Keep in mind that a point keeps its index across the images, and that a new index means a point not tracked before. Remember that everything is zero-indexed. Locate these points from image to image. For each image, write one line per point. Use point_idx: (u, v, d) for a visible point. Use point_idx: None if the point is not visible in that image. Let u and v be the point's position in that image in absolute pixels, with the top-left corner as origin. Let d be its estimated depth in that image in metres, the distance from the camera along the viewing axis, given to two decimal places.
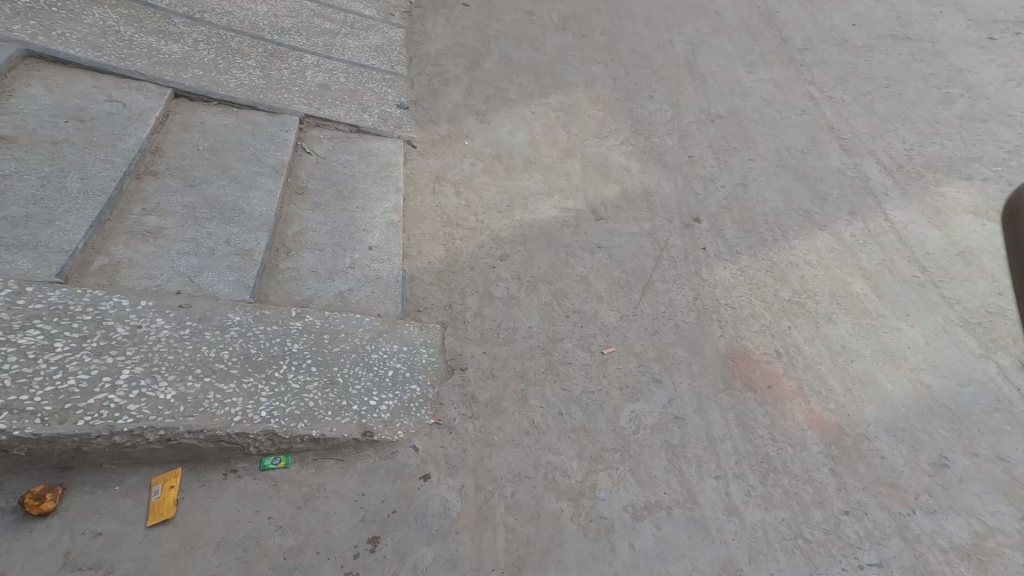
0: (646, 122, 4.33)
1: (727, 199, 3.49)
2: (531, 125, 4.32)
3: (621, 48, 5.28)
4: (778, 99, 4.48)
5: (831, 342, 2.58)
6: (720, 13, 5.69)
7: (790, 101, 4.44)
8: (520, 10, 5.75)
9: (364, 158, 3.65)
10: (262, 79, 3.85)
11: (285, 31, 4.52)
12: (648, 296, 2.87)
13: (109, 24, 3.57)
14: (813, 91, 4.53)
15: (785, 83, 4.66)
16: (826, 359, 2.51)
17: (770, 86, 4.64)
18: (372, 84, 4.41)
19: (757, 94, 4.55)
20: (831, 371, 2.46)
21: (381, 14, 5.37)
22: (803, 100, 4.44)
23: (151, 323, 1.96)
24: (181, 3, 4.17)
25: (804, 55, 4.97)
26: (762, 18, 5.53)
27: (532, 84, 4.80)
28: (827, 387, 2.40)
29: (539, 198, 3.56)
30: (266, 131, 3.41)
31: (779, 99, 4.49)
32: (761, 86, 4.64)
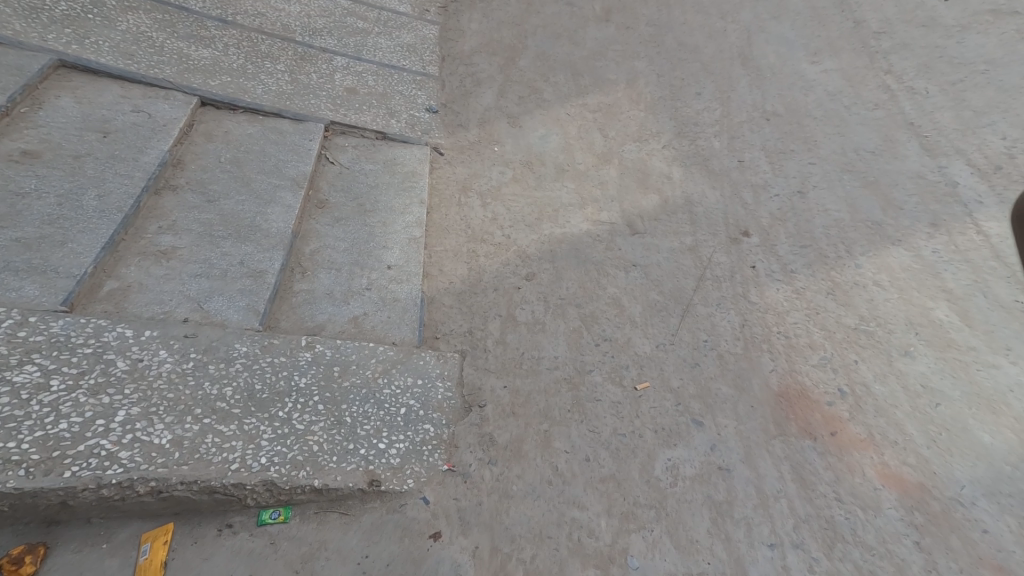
0: (691, 122, 3.99)
1: (782, 208, 3.12)
2: (565, 127, 4.06)
3: (667, 39, 4.92)
4: (847, 92, 4.06)
5: (909, 381, 2.20)
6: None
7: (861, 94, 4.01)
8: (560, 2, 5.46)
9: (388, 167, 3.50)
10: (290, 85, 3.72)
11: (316, 31, 4.37)
12: (685, 321, 2.54)
13: (141, 30, 3.50)
14: (891, 81, 4.10)
15: (857, 74, 4.24)
16: (903, 403, 2.13)
17: (837, 78, 4.22)
18: (401, 87, 4.25)
19: (822, 87, 4.13)
20: (909, 418, 2.09)
21: (416, 10, 5.18)
22: (879, 90, 4.03)
23: (154, 358, 1.89)
24: (215, 6, 4.07)
25: (880, 40, 4.55)
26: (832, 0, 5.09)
27: (568, 82, 4.53)
28: (906, 438, 2.03)
29: (570, 210, 3.33)
30: (289, 140, 3.30)
31: (848, 91, 4.06)
32: (827, 78, 4.23)
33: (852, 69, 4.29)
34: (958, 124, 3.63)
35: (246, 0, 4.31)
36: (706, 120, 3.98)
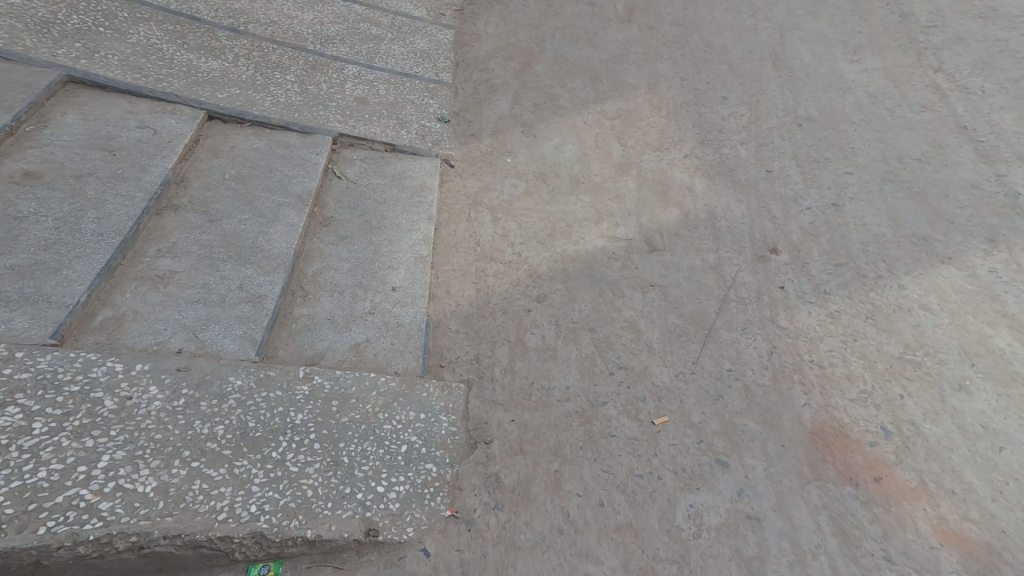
0: (717, 129, 3.80)
1: (814, 223, 2.93)
2: (582, 136, 3.91)
3: (693, 39, 4.72)
4: (891, 92, 3.85)
5: (965, 421, 1.97)
6: None
7: (906, 95, 3.81)
8: (581, 2, 5.29)
9: (396, 181, 3.39)
10: (299, 96, 3.65)
11: (328, 39, 4.29)
12: (707, 347, 2.36)
13: (151, 42, 3.45)
14: (941, 80, 3.91)
15: (902, 73, 4.02)
16: (959, 446, 1.91)
17: (880, 77, 4.00)
18: (412, 96, 4.15)
19: (863, 88, 3.92)
20: (967, 464, 1.87)
21: (431, 15, 5.06)
22: (926, 90, 3.83)
23: (144, 396, 1.90)
24: (226, 15, 4.00)
25: (929, 35, 4.33)
26: None
27: (586, 88, 4.37)
28: (965, 487, 1.82)
29: (585, 225, 3.20)
30: (295, 154, 3.21)
31: (893, 91, 3.85)
32: (867, 78, 4.01)
33: (897, 65, 4.09)
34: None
35: (257, 7, 4.24)
36: (733, 125, 3.79)
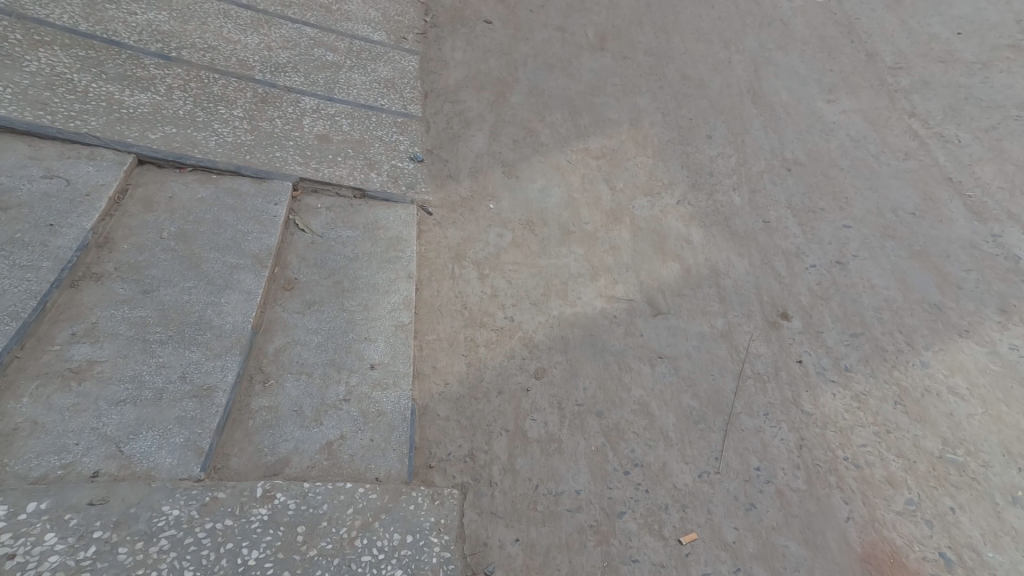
0: (707, 171, 3.57)
1: (822, 283, 2.72)
2: (567, 178, 3.66)
3: (669, 72, 4.61)
4: (872, 136, 3.80)
5: None
6: (789, 24, 5.00)
7: (887, 140, 3.78)
8: (550, 26, 5.08)
9: (369, 233, 3.06)
10: (250, 136, 3.27)
11: (279, 67, 3.90)
12: (729, 439, 2.17)
13: (58, 70, 2.96)
14: (916, 125, 3.91)
15: (878, 115, 4.00)
16: None
17: (859, 119, 3.95)
18: (380, 131, 3.82)
19: (845, 131, 3.85)
20: None
21: (392, 38, 4.72)
22: (905, 135, 3.82)
23: (35, 550, 1.47)
24: (154, 39, 3.53)
25: (898, 76, 4.37)
26: (840, 28, 4.89)
27: (566, 123, 4.15)
28: None
29: (580, 282, 2.94)
30: (250, 205, 2.85)
31: (873, 135, 3.80)
32: (847, 119, 3.95)
33: (872, 107, 4.07)
34: (1004, 179, 3.46)
35: (191, 29, 3.78)
36: (723, 167, 3.57)
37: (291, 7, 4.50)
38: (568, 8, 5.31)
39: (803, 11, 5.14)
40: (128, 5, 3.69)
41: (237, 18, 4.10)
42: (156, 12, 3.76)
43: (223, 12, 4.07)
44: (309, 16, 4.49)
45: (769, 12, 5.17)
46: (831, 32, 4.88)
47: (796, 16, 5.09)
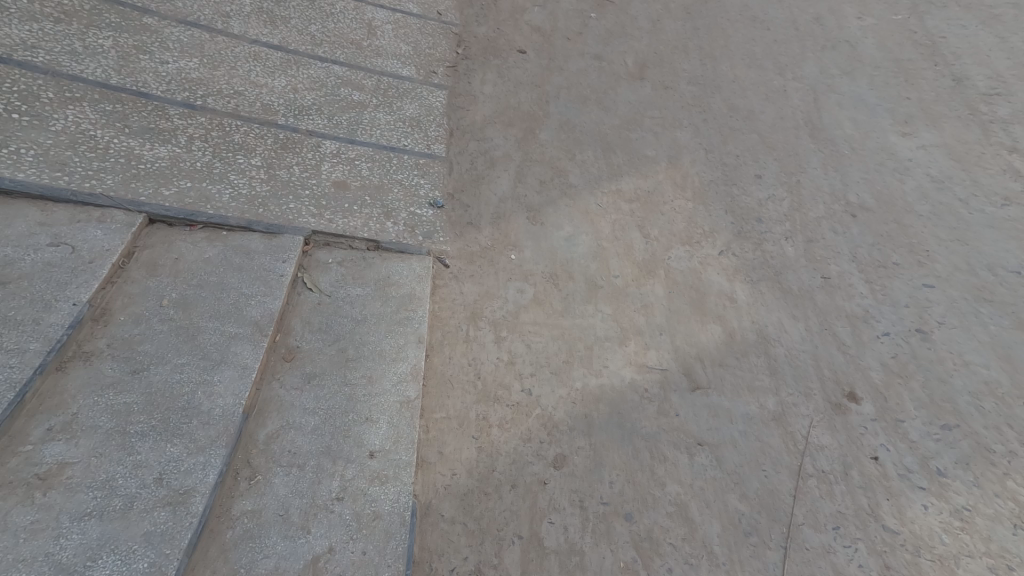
0: (756, 218, 3.29)
1: (898, 358, 2.41)
2: (596, 224, 3.43)
3: (715, 103, 4.33)
4: (961, 176, 3.37)
5: None
6: (857, 45, 4.62)
7: (980, 180, 3.34)
8: (587, 55, 4.87)
9: (379, 289, 2.88)
10: (268, 187, 3.09)
11: (303, 110, 3.66)
12: (790, 560, 1.90)
13: (82, 127, 2.89)
14: (1017, 162, 3.47)
15: (968, 151, 3.57)
16: None
17: (943, 156, 3.52)
18: (400, 175, 3.60)
19: (930, 168, 3.43)
20: None
21: (421, 73, 4.51)
22: (1000, 175, 3.38)
23: None
24: (182, 87, 3.36)
25: (993, 106, 3.94)
26: (924, 49, 4.49)
27: (598, 161, 3.94)
28: None
29: (606, 346, 2.66)
30: (257, 263, 2.70)
31: (962, 175, 3.37)
32: (929, 155, 3.53)
33: (957, 141, 3.65)
34: None
35: (219, 75, 3.57)
36: (773, 213, 3.29)
37: (321, 45, 4.24)
38: (607, 34, 5.07)
39: (874, 31, 4.74)
40: (161, 54, 3.52)
41: (267, 61, 3.87)
42: (188, 59, 3.56)
43: (253, 54, 3.85)
44: (339, 54, 4.25)
45: (832, 33, 4.80)
46: (907, 53, 4.47)
47: (866, 36, 4.70)
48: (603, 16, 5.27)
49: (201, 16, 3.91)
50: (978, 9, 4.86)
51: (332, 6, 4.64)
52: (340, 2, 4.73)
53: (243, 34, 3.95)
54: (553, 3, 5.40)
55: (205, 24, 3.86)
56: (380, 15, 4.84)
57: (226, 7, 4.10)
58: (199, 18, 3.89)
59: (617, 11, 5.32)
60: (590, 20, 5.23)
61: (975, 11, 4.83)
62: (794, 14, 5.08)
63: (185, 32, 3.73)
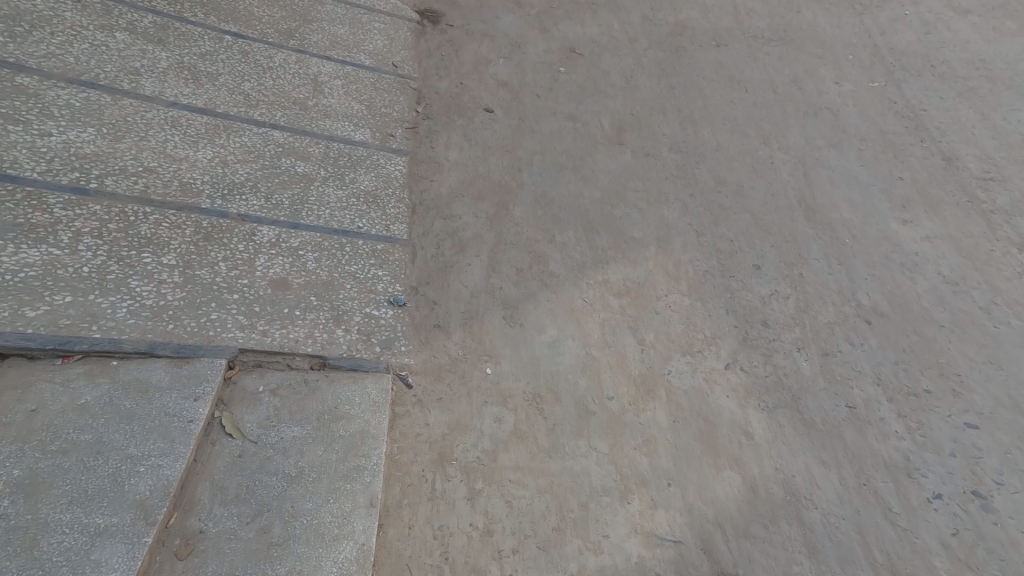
0: (761, 318, 3.07)
1: (959, 534, 2.30)
2: (583, 325, 3.09)
3: (701, 175, 4.00)
4: (974, 278, 3.24)
5: None
6: (840, 112, 4.47)
7: (994, 283, 3.22)
8: (559, 114, 4.53)
9: (323, 427, 2.27)
10: (186, 294, 2.51)
11: (234, 188, 3.25)
12: None
13: None
14: None
15: (974, 246, 3.44)
16: None
17: (951, 252, 3.39)
18: (353, 265, 3.13)
19: (940, 269, 3.27)
20: None
21: (376, 136, 4.11)
22: (1015, 277, 3.27)
23: None
24: (70, 164, 2.85)
25: (989, 193, 3.86)
26: (906, 121, 4.43)
27: (581, 243, 3.56)
28: None
29: (604, 502, 2.31)
30: (155, 407, 2.08)
31: (977, 277, 3.24)
32: (935, 250, 3.39)
33: (961, 233, 3.52)
34: None
35: (122, 149, 3.09)
36: (778, 313, 3.08)
37: (256, 105, 3.89)
38: (580, 91, 4.77)
39: (854, 98, 4.63)
40: (42, 124, 3.02)
41: (188, 128, 3.47)
42: (80, 129, 3.09)
43: (171, 120, 3.45)
44: (280, 117, 3.89)
45: (813, 99, 4.60)
46: (892, 125, 4.38)
47: (847, 103, 4.56)
48: (574, 71, 4.98)
49: (99, 74, 3.50)
50: (955, 81, 4.90)
51: (269, 60, 4.29)
52: (279, 54, 4.38)
53: (158, 95, 3.59)
54: (518, 55, 5.12)
55: (105, 83, 3.46)
56: (326, 68, 4.45)
57: (135, 62, 3.73)
58: (98, 76, 3.48)
59: (587, 65, 5.05)
60: (560, 75, 4.95)
61: (951, 83, 4.87)
62: (770, 74, 4.86)
63: (78, 94, 3.29)
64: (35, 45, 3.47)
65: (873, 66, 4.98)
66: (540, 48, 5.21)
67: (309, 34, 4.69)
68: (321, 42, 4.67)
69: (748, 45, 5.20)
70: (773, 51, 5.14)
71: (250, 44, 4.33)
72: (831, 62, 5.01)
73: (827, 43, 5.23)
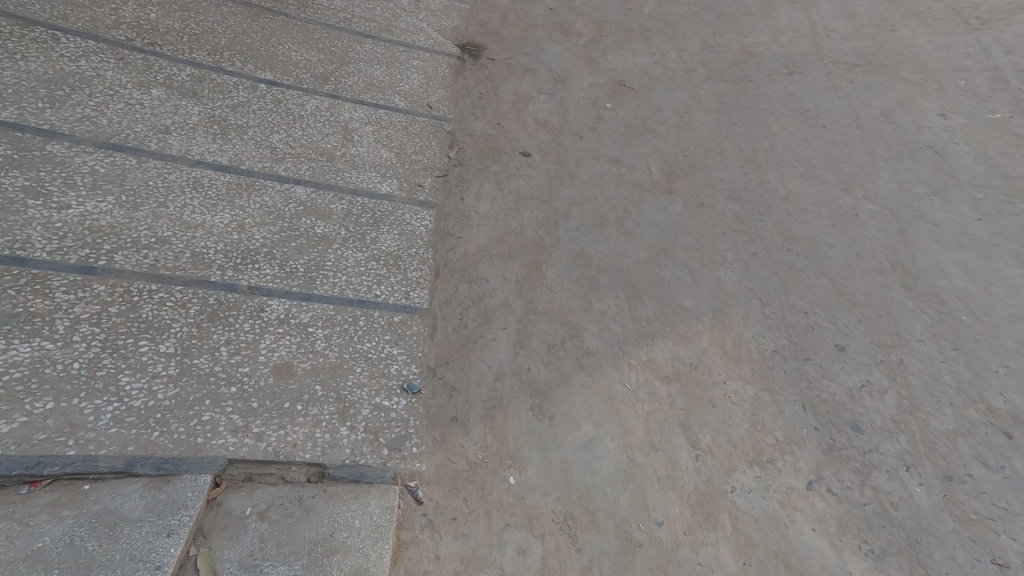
0: (850, 419, 2.53)
1: None
2: (625, 420, 2.60)
3: (765, 230, 3.45)
4: None
5: None
6: (947, 152, 3.80)
7: None
8: (602, 158, 4.11)
9: (313, 566, 1.95)
10: (179, 390, 2.29)
11: (248, 256, 3.00)
12: None
13: None
14: None
15: None
16: None
17: None
18: (365, 343, 2.82)
19: None
20: None
21: (404, 187, 3.81)
22: None
23: None
24: (82, 241, 2.69)
25: None
26: None
27: (622, 312, 3.09)
28: None
29: None
30: (119, 550, 1.81)
31: None
32: None
33: None
34: None
35: (138, 218, 2.91)
36: (874, 415, 2.54)
37: (282, 160, 3.62)
38: (626, 130, 4.33)
39: (964, 133, 3.93)
40: (61, 195, 2.85)
41: (208, 190, 3.24)
42: (99, 199, 2.91)
43: (193, 181, 3.24)
44: (305, 171, 3.62)
45: (908, 135, 3.95)
46: (1020, 168, 3.66)
47: (956, 141, 3.88)
48: (621, 107, 4.56)
49: (128, 135, 3.30)
50: None
51: (301, 108, 4.02)
52: (312, 100, 4.11)
53: (184, 153, 3.37)
54: (562, 91, 4.77)
55: (133, 146, 3.25)
56: (359, 113, 4.18)
57: (165, 119, 3.49)
58: (127, 137, 3.28)
59: (636, 100, 4.62)
60: (606, 111, 4.54)
61: None
62: (854, 106, 4.24)
63: (104, 159, 3.11)
64: (71, 108, 3.27)
65: (992, 94, 4.25)
66: (584, 83, 4.83)
67: (346, 76, 4.41)
68: (357, 85, 4.38)
69: (828, 73, 4.60)
70: (858, 78, 4.50)
71: (284, 92, 4.07)
72: (936, 90, 4.32)
73: (930, 67, 4.54)
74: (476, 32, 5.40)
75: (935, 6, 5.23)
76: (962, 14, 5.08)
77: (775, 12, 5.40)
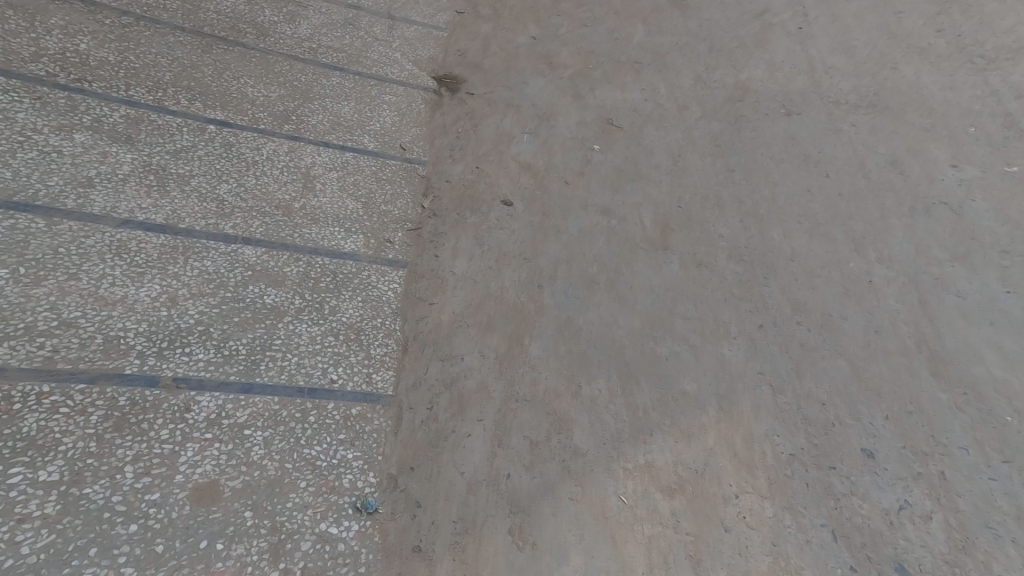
0: (893, 557, 2.16)
1: None
2: (625, 552, 2.18)
3: (772, 296, 3.09)
4: None
5: None
6: (964, 207, 3.53)
7: None
8: (591, 208, 3.74)
9: None
10: (55, 537, 1.88)
11: (176, 339, 2.51)
12: None
13: None
14: None
15: None
16: None
17: None
18: (313, 446, 2.34)
19: None
20: None
21: (371, 243, 3.34)
22: None
23: None
24: None
25: None
26: None
27: (615, 399, 2.68)
28: None
29: None
30: None
31: None
32: None
33: None
34: None
35: (38, 297, 2.43)
36: (921, 551, 2.18)
37: (230, 215, 3.14)
38: (617, 176, 3.98)
39: (980, 187, 3.67)
40: None
41: (135, 256, 2.75)
42: None
43: (116, 246, 2.75)
44: (255, 228, 3.13)
45: (920, 188, 3.67)
46: None
47: (973, 195, 3.61)
48: (610, 149, 4.22)
49: (38, 191, 2.82)
50: None
51: (255, 152, 3.56)
52: (268, 143, 3.65)
53: (108, 211, 2.88)
54: (546, 129, 4.41)
55: (43, 204, 2.77)
56: (323, 157, 3.73)
57: (89, 169, 3.02)
58: (36, 194, 2.80)
59: (627, 141, 4.28)
60: (594, 153, 4.18)
61: None
62: (859, 153, 3.96)
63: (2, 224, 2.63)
64: None
65: (1005, 141, 4.03)
66: (571, 121, 4.49)
67: (309, 116, 3.96)
68: (321, 124, 3.95)
69: (828, 114, 4.34)
70: (861, 121, 4.24)
71: (236, 133, 3.61)
72: (945, 136, 4.08)
73: (938, 110, 4.31)
74: (455, 63, 5.04)
75: (938, 42, 5.03)
76: (967, 52, 4.90)
77: (771, 45, 5.16)
